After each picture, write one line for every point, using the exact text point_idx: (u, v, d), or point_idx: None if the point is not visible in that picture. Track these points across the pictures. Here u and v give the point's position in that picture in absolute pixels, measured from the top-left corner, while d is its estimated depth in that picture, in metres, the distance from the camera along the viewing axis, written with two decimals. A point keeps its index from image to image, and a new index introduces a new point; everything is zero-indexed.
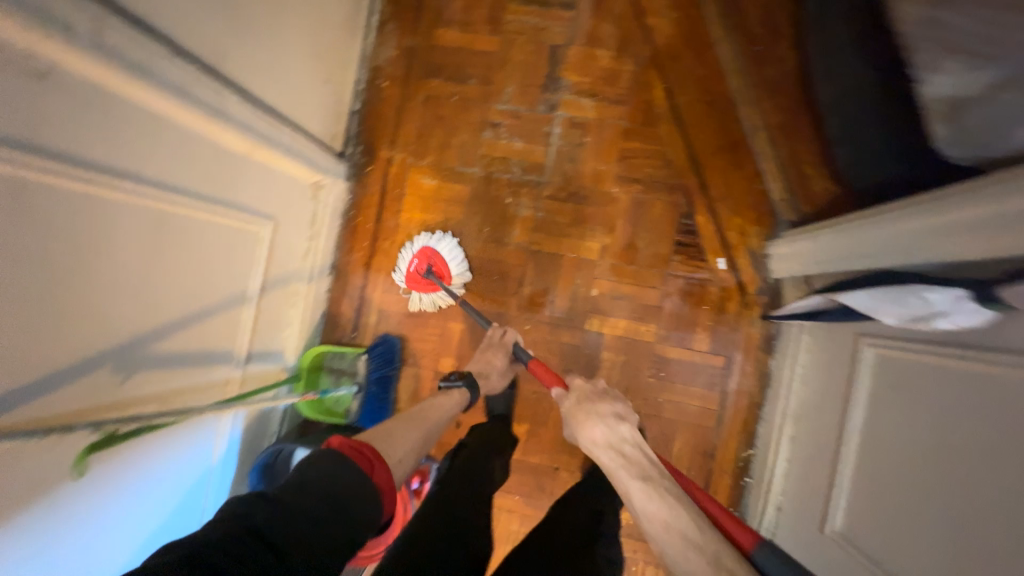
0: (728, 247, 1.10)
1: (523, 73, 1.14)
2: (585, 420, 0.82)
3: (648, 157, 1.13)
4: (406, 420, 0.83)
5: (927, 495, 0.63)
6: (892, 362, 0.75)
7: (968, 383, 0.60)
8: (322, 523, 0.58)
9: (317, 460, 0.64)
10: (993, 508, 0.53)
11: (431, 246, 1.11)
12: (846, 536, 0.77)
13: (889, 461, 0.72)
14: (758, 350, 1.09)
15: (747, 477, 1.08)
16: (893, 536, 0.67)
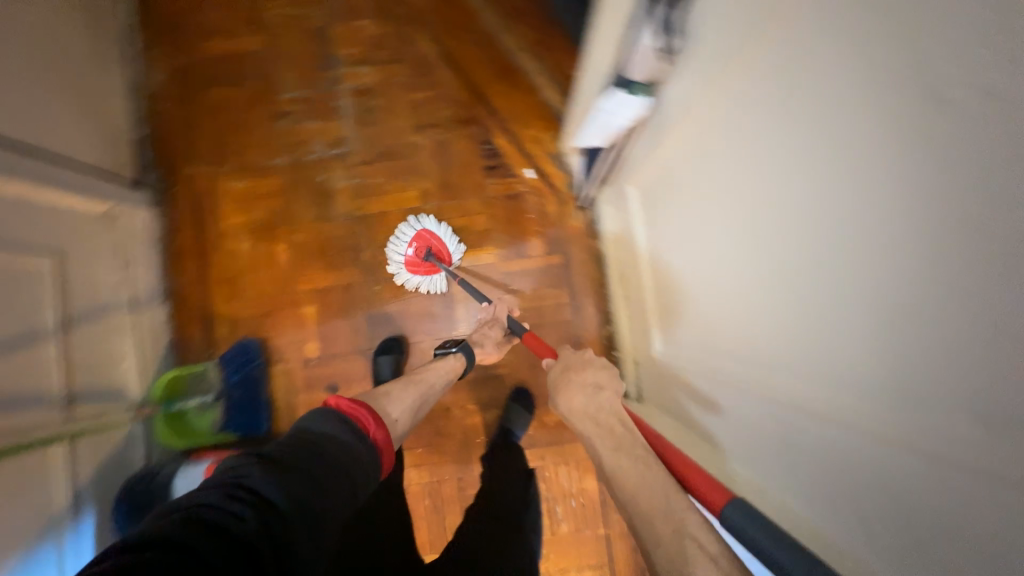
0: (530, 157, 1.19)
1: (295, 60, 1.20)
2: (580, 385, 0.70)
3: (435, 102, 1.20)
4: (400, 386, 0.84)
5: (732, 290, 0.59)
6: (672, 202, 0.73)
7: (710, 162, 0.58)
8: (320, 479, 0.54)
9: (315, 423, 0.62)
10: (774, 292, 0.50)
11: (425, 230, 1.14)
12: (697, 387, 0.75)
13: (697, 277, 0.70)
14: (586, 238, 1.18)
15: (615, 353, 1.15)
16: (727, 345, 0.63)
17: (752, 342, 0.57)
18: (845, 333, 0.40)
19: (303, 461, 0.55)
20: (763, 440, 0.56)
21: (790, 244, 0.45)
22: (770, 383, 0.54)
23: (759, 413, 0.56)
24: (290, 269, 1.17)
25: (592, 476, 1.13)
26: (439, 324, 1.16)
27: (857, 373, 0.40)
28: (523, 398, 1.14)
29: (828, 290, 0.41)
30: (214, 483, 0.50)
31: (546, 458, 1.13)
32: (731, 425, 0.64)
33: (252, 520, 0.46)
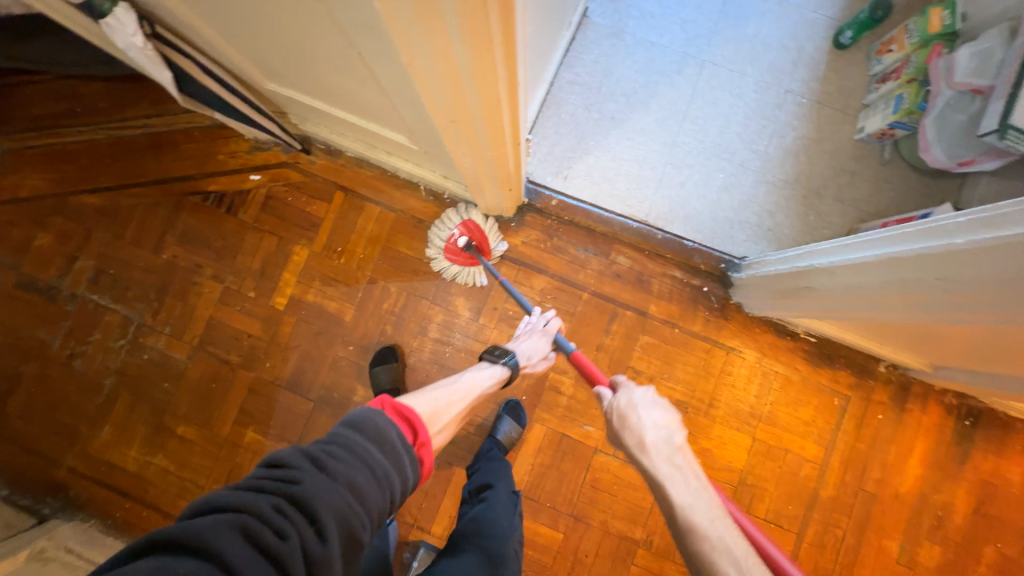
0: (242, 168, 1.21)
1: (32, 319, 1.19)
2: (649, 426, 0.74)
3: (145, 221, 1.21)
4: (444, 391, 0.84)
5: (324, 73, 0.74)
6: (282, 65, 0.79)
7: (222, 29, 0.72)
8: (359, 493, 0.53)
9: (373, 420, 0.61)
10: (301, 40, 0.64)
11: (472, 223, 1.13)
12: (416, 105, 0.64)
13: (337, 95, 0.84)
14: (338, 162, 1.19)
15: (445, 195, 1.17)
16: (375, 106, 0.78)
17: (358, 85, 0.72)
18: (292, 12, 0.56)
19: (348, 469, 0.53)
20: (423, 123, 0.71)
21: (248, 6, 0.60)
22: (379, 90, 0.69)
23: (405, 112, 0.71)
24: (206, 431, 1.15)
25: (535, 274, 1.16)
26: (333, 329, 1.17)
27: (317, 20, 0.55)
28: (438, 294, 1.16)
29: (267, 3, 0.56)
30: (265, 484, 0.48)
31: (497, 304, 1.15)
32: (433, 141, 0.78)
33: (300, 540, 0.45)
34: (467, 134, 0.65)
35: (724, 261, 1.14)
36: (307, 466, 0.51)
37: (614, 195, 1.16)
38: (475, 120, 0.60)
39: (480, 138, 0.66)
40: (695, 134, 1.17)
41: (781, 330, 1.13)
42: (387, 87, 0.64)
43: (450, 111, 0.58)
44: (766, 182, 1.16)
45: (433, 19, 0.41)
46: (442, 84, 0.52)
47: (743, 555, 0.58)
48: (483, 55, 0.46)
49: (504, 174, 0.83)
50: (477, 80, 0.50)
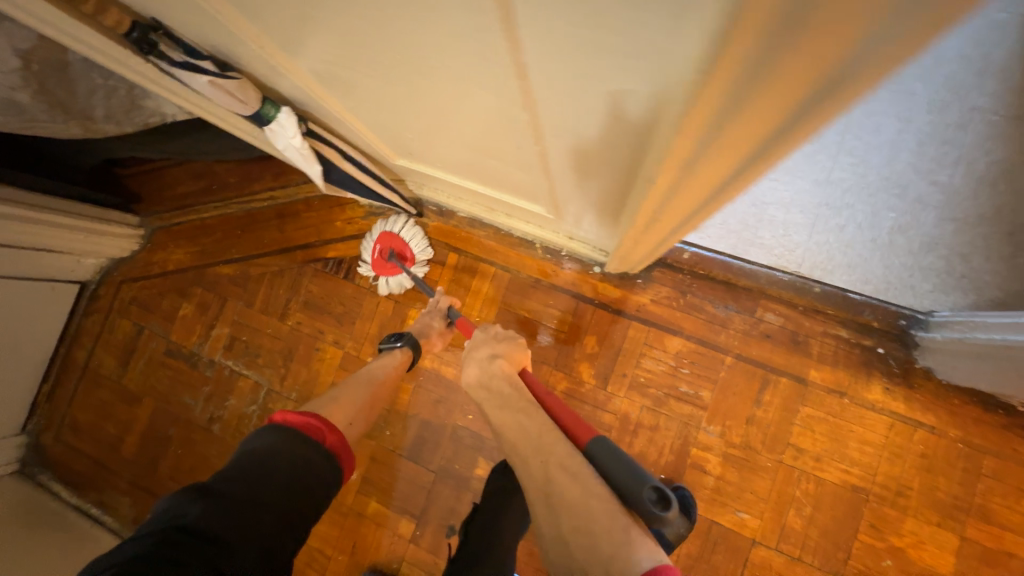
0: (358, 233, 1.22)
1: (179, 384, 1.27)
2: (479, 358, 0.88)
3: (271, 289, 1.26)
4: (350, 387, 0.89)
5: (488, 155, 0.70)
6: (435, 147, 0.76)
7: (385, 119, 0.71)
8: (259, 504, 0.57)
9: (265, 439, 0.63)
10: (481, 129, 0.60)
11: (387, 232, 1.14)
12: (616, 176, 0.58)
13: (486, 171, 0.79)
14: (451, 223, 1.17)
15: (565, 253, 1.09)
16: (535, 180, 0.72)
17: (527, 165, 0.67)
18: (494, 104, 0.51)
19: (237, 488, 0.57)
20: (606, 190, 0.64)
21: (437, 99, 0.57)
22: (557, 168, 0.63)
23: (585, 183, 0.64)
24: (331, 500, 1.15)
25: (667, 336, 1.04)
26: (451, 396, 1.12)
27: (525, 110, 0.50)
28: (558, 359, 1.08)
29: (467, 97, 0.52)
30: (154, 525, 0.52)
31: (625, 370, 1.05)
32: (601, 206, 0.71)
33: (195, 562, 0.49)
34: (663, 220, 0.58)
35: (905, 317, 0.96)
36: (196, 498, 0.55)
37: (759, 243, 1.02)
38: (688, 216, 0.53)
39: (677, 226, 0.58)
40: (857, 167, 1.00)
41: (992, 402, 0.92)
42: (583, 161, 0.58)
43: (666, 206, 0.52)
44: (953, 219, 0.96)
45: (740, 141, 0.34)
46: (683, 187, 0.45)
47: (538, 433, 0.70)
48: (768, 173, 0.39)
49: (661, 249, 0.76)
50: (734, 190, 0.43)
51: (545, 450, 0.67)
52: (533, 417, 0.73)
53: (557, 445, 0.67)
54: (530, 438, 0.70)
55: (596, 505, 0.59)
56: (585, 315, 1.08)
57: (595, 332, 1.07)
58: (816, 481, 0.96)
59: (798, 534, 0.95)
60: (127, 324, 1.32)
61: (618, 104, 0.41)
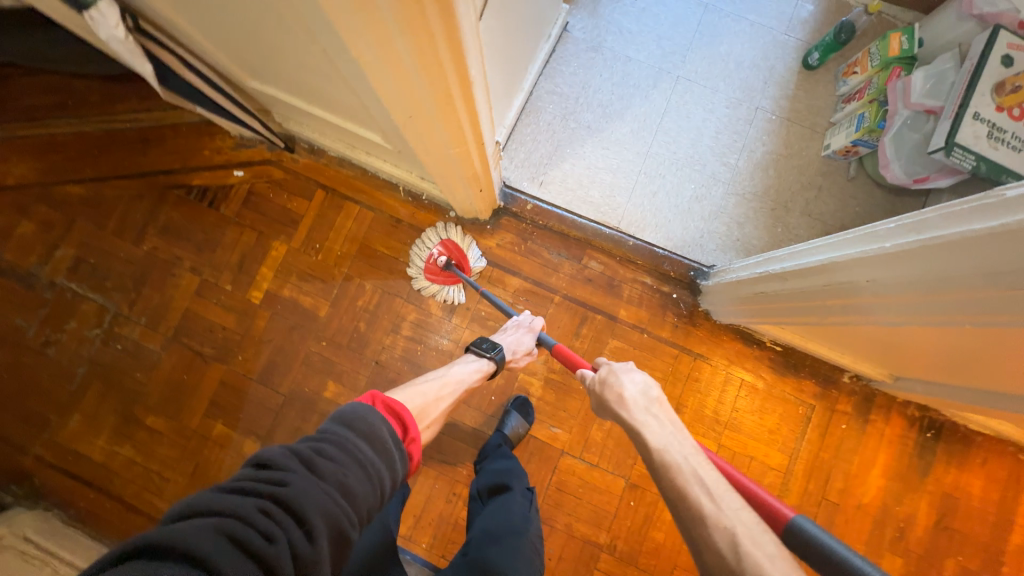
0: (226, 164, 1.23)
1: (10, 306, 1.20)
2: (632, 386, 0.75)
3: (126, 213, 1.23)
4: (424, 386, 0.85)
5: (304, 71, 0.77)
6: (265, 63, 0.82)
7: (207, 26, 0.75)
8: (349, 487, 0.53)
9: (357, 422, 0.60)
10: (279, 39, 0.68)
11: (448, 242, 1.16)
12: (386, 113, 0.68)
13: (318, 93, 0.86)
14: (321, 162, 1.22)
15: (424, 196, 1.19)
16: (351, 102, 0.81)
17: (334, 83, 0.75)
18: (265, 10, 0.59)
19: (339, 469, 0.53)
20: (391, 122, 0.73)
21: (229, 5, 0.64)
22: (351, 89, 0.72)
23: (375, 111, 0.74)
24: (176, 423, 1.16)
25: (509, 276, 1.18)
26: (308, 325, 1.18)
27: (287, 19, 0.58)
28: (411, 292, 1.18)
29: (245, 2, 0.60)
30: (250, 485, 0.46)
31: (470, 305, 1.17)
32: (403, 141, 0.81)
33: (284, 542, 0.43)
34: (425, 139, 0.69)
35: (693, 270, 1.17)
36: (300, 469, 0.50)
37: (589, 201, 1.19)
38: (430, 128, 0.63)
39: (444, 144, 0.70)
40: (668, 146, 1.21)
41: (748, 339, 1.16)
42: (361, 93, 0.68)
43: (412, 118, 0.61)
44: (735, 194, 1.19)
45: (379, 41, 0.45)
46: (398, 96, 0.56)
47: (714, 483, 0.56)
48: (434, 72, 0.50)
49: (472, 176, 0.87)
50: (428, 89, 0.53)
51: (723, 502, 0.54)
52: (687, 450, 0.62)
53: (731, 499, 0.54)
54: (704, 481, 0.57)
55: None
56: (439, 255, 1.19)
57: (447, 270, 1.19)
58: None
59: (598, 444, 1.14)
60: None
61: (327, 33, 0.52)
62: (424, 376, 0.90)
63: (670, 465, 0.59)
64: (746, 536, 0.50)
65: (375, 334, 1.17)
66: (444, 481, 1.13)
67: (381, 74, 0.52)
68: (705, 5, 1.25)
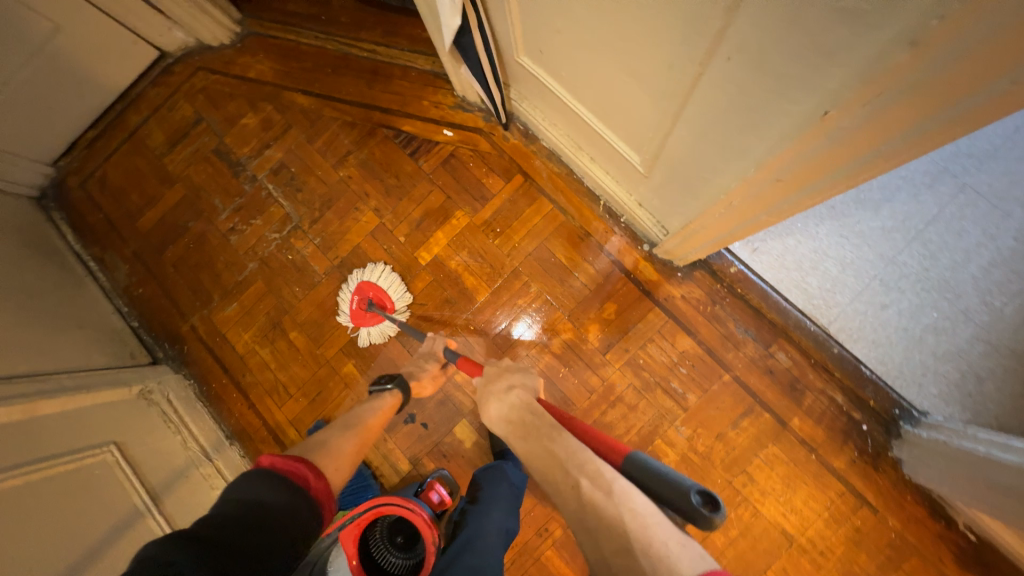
0: (440, 119, 1.22)
1: (215, 186, 1.28)
2: (496, 395, 0.80)
3: (336, 136, 1.26)
4: (336, 432, 0.82)
5: (615, 74, 0.69)
6: (566, 49, 0.75)
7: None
8: (255, 554, 0.54)
9: (247, 489, 0.61)
10: (632, 40, 0.59)
11: (366, 281, 1.16)
12: (726, 160, 0.62)
13: (600, 95, 0.79)
14: (531, 148, 1.17)
15: (623, 219, 1.11)
16: (644, 120, 0.72)
17: (649, 99, 0.67)
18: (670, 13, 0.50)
19: (237, 534, 0.55)
20: (710, 158, 0.64)
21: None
22: (679, 115, 0.63)
23: (693, 142, 0.65)
24: (313, 347, 1.19)
25: (682, 334, 1.07)
26: (461, 304, 1.15)
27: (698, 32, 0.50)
28: (573, 310, 1.11)
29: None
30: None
31: (629, 348, 1.08)
32: (690, 175, 0.72)
33: None
34: (763, 193, 0.60)
35: (900, 408, 0.99)
36: (187, 548, 0.51)
37: (804, 287, 1.04)
38: (798, 185, 0.55)
39: (766, 211, 0.64)
40: (924, 260, 1.02)
41: (938, 511, 0.97)
42: (707, 135, 0.61)
43: (793, 170, 0.53)
44: (987, 343, 0.99)
45: (895, 123, 0.41)
46: (810, 164, 0.51)
47: (566, 448, 0.63)
48: (900, 160, 0.45)
49: (728, 236, 0.78)
50: (880, 154, 0.45)
51: (576, 463, 0.61)
52: (552, 430, 0.67)
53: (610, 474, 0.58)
54: (561, 459, 0.62)
55: (667, 540, 0.51)
56: (615, 284, 1.10)
57: (618, 303, 1.10)
58: (753, 514, 1.01)
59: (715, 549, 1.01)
60: (189, 108, 1.32)
61: (785, 80, 0.45)
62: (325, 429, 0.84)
63: (537, 449, 0.66)
64: (596, 491, 0.56)
65: (523, 337, 1.12)
66: (540, 512, 1.07)
67: (830, 143, 0.46)
68: None
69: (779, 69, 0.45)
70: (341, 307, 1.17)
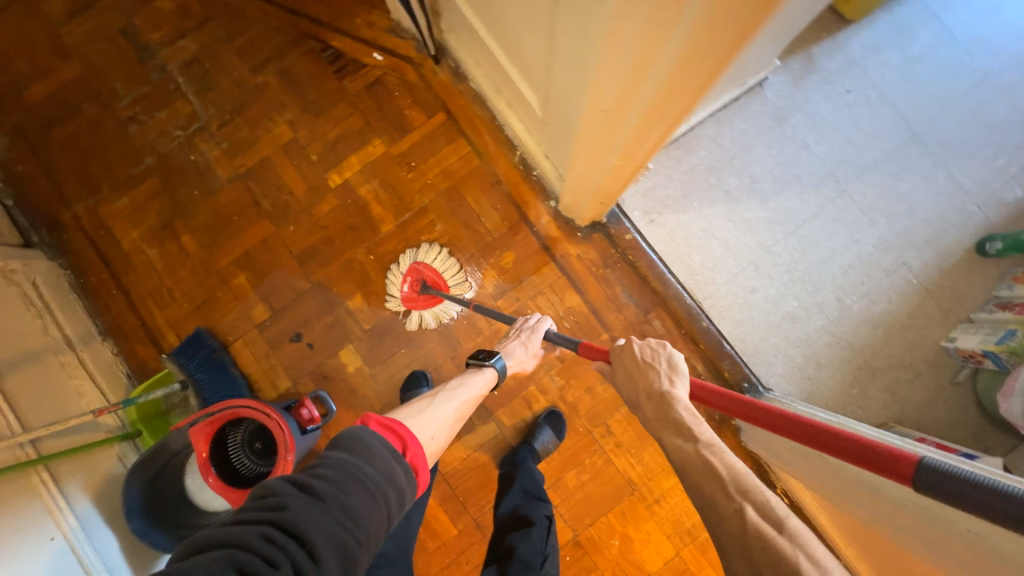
0: (371, 41, 1.18)
1: (118, 69, 1.19)
2: (643, 383, 0.70)
3: (259, 38, 1.19)
4: (431, 398, 0.79)
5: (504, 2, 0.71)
6: None
7: None
8: (353, 515, 0.52)
9: (352, 442, 0.59)
10: None
11: (420, 263, 1.11)
12: (578, 79, 0.62)
13: (499, 27, 0.80)
14: (457, 86, 1.16)
15: (534, 172, 1.13)
16: (531, 54, 0.75)
17: (530, 28, 0.70)
18: None
19: (337, 490, 0.52)
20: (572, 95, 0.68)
21: None
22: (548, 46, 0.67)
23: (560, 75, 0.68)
24: (205, 254, 1.15)
25: (571, 291, 1.12)
26: (366, 233, 1.14)
27: None
28: (475, 253, 1.13)
29: None
30: (252, 513, 0.49)
31: (521, 297, 1.12)
32: (564, 112, 0.76)
33: (288, 564, 0.45)
34: (604, 131, 0.65)
35: (748, 383, 1.09)
36: (290, 498, 0.50)
37: (687, 262, 1.11)
38: (624, 122, 0.59)
39: (619, 138, 0.64)
40: (794, 252, 1.11)
41: (761, 475, 1.09)
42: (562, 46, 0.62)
43: (613, 107, 0.58)
44: (830, 334, 1.10)
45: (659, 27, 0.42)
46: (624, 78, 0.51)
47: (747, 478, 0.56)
48: (686, 68, 0.45)
49: (605, 181, 0.83)
50: (661, 91, 0.50)
51: (741, 488, 0.55)
52: (710, 440, 0.60)
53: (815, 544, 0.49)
54: (723, 478, 0.56)
55: None
56: (518, 234, 1.13)
57: (517, 253, 1.13)
58: (605, 461, 1.10)
59: (567, 489, 1.09)
60: None
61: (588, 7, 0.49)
62: (424, 397, 0.81)
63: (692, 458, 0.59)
64: (767, 521, 0.51)
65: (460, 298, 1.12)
66: None
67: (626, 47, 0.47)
68: (913, 134, 1.12)
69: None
70: (390, 288, 1.12)
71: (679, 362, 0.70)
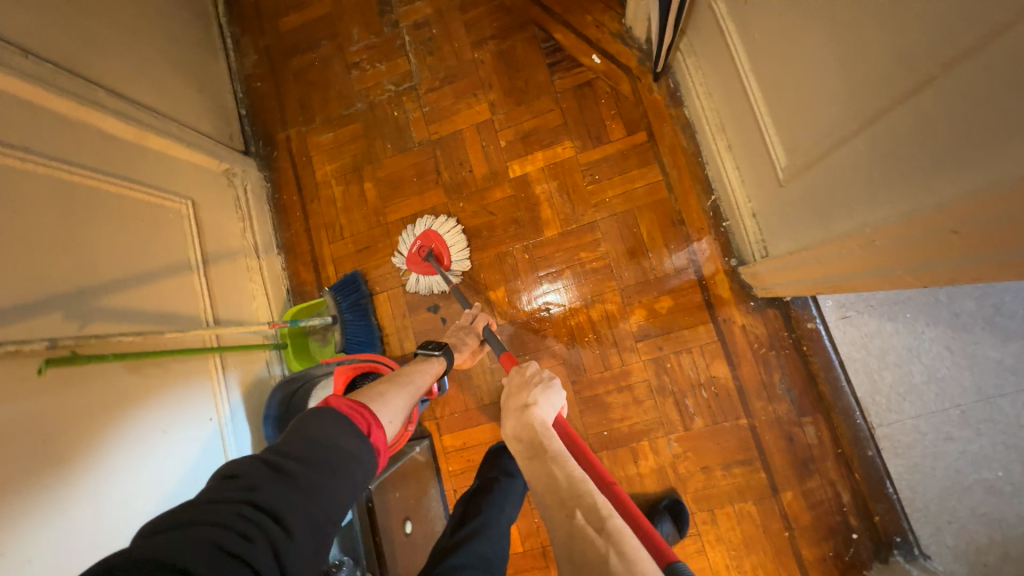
0: (594, 42, 1.13)
1: (359, 17, 1.28)
2: (521, 401, 0.66)
3: (488, 15, 1.21)
4: (392, 385, 0.76)
5: (812, 60, 0.61)
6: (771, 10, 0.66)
7: None
8: (327, 497, 0.51)
9: (316, 421, 0.58)
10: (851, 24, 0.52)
11: (433, 230, 1.13)
12: (900, 179, 0.52)
13: (780, 76, 0.70)
14: (670, 110, 1.08)
15: (724, 223, 1.03)
16: (813, 123, 0.65)
17: (833, 100, 0.59)
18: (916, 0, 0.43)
19: (308, 471, 0.52)
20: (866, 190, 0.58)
21: None
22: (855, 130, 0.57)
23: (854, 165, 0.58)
24: (380, 205, 1.22)
25: (721, 360, 1.01)
26: (528, 231, 1.13)
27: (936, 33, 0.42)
28: (631, 286, 1.06)
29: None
30: (222, 494, 0.47)
31: (664, 348, 1.04)
32: (830, 197, 0.65)
33: (261, 542, 0.45)
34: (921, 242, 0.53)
35: (902, 537, 0.92)
36: (262, 480, 0.50)
37: (873, 378, 0.95)
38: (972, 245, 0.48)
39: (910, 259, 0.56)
40: (1021, 412, 0.89)
41: None
42: (866, 161, 0.56)
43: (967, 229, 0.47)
44: None
45: (1021, 237, 0.40)
46: (939, 242, 0.48)
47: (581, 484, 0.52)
48: None
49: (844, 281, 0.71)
50: None
51: (572, 492, 0.51)
52: (558, 449, 0.58)
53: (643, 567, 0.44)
54: (561, 490, 0.51)
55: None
56: (684, 282, 1.04)
57: (676, 301, 1.04)
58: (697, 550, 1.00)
59: None
60: None
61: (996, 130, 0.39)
62: (380, 382, 0.77)
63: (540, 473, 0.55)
64: (598, 533, 0.46)
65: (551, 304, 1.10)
66: None
67: (971, 222, 0.44)
68: None
69: (968, 140, 0.42)
70: (400, 247, 1.16)
71: (556, 399, 0.67)
